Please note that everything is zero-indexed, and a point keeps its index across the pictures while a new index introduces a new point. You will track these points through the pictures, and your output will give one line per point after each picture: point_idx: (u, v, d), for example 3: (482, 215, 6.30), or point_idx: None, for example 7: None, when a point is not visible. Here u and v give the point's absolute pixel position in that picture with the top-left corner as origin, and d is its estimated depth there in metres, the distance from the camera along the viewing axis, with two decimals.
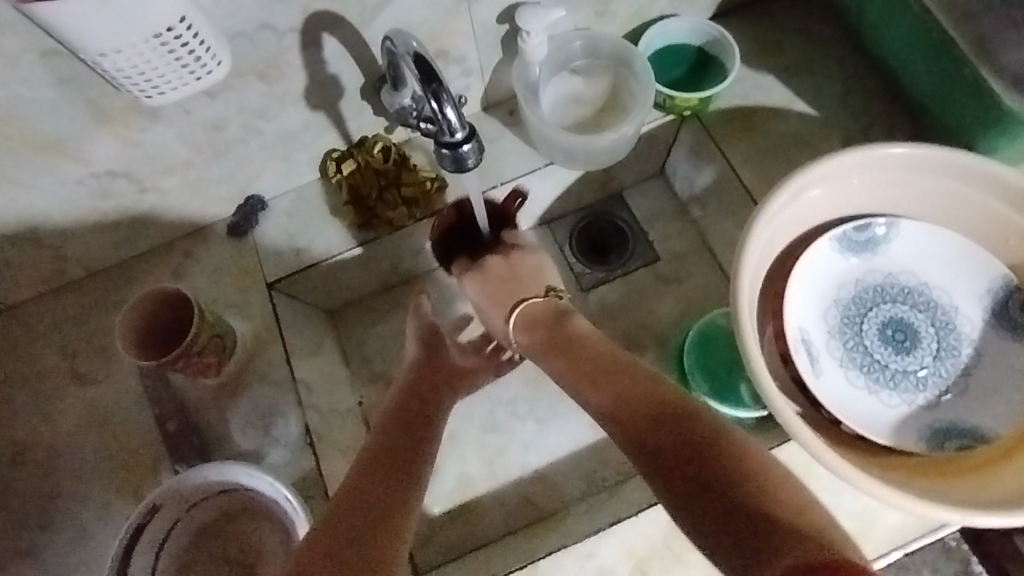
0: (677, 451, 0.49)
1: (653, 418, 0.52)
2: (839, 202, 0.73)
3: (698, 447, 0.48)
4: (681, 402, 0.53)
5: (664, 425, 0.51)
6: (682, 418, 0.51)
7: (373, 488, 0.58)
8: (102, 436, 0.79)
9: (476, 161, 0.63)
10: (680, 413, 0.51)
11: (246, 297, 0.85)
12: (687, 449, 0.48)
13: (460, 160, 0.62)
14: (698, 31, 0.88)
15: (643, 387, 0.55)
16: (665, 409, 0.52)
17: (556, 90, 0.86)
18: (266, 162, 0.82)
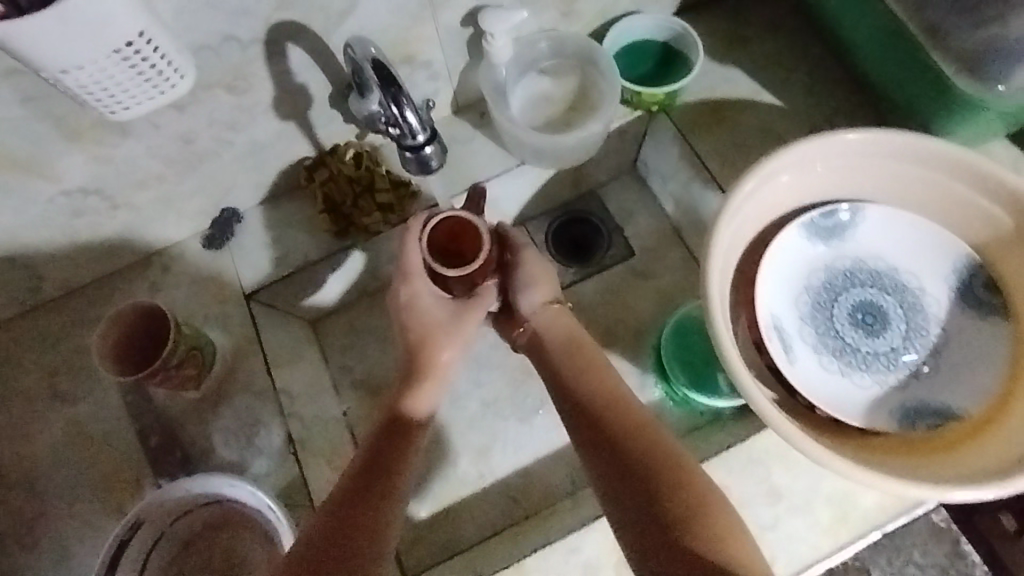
0: (641, 491, 0.58)
1: (625, 458, 0.60)
2: (804, 190, 0.74)
3: (654, 488, 0.57)
4: (653, 442, 0.61)
5: (634, 463, 0.59)
6: (652, 460, 0.59)
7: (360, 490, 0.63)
8: (84, 454, 0.79)
9: (439, 162, 0.67)
10: (652, 457, 0.59)
11: (225, 309, 0.85)
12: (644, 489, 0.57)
13: (423, 162, 0.66)
14: (661, 28, 0.90)
15: (624, 427, 0.62)
16: (636, 447, 0.60)
17: (525, 91, 0.87)
18: (238, 173, 0.83)
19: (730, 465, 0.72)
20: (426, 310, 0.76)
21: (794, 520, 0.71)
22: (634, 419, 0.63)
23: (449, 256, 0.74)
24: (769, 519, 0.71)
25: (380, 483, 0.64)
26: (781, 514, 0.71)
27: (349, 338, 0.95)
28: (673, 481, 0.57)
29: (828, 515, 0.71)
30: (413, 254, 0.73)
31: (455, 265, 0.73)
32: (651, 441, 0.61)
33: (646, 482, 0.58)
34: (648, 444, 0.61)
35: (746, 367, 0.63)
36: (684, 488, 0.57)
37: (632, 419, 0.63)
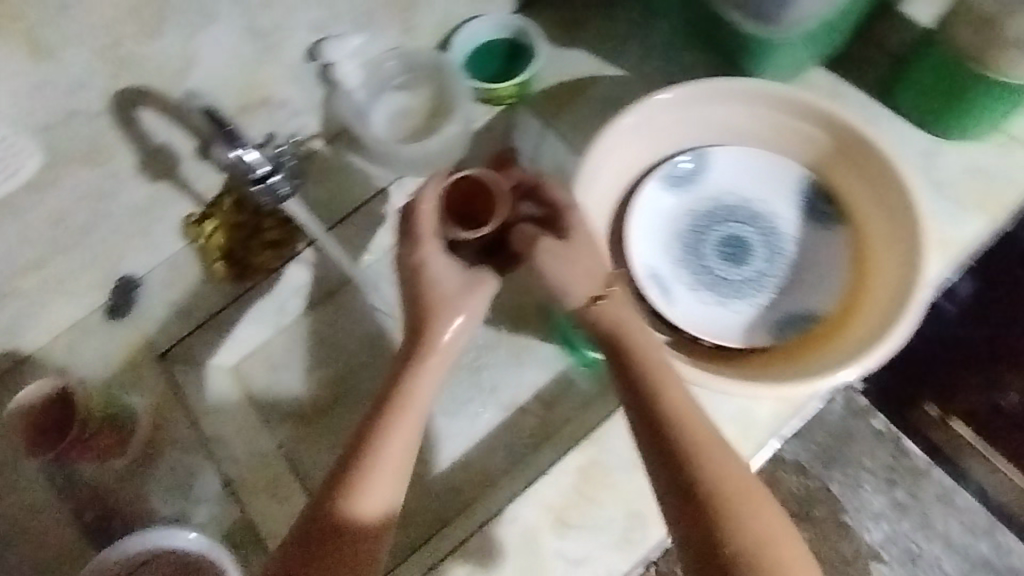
0: (699, 509, 0.56)
1: (687, 477, 0.57)
2: (649, 147, 0.82)
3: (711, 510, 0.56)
4: (712, 455, 0.58)
5: (695, 480, 0.57)
6: (715, 479, 0.57)
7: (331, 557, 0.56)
8: (23, 548, 0.79)
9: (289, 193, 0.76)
10: (716, 475, 0.57)
11: (140, 374, 0.89)
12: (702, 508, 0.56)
13: (272, 190, 0.75)
14: (501, 26, 0.95)
15: (684, 433, 0.59)
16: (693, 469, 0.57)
17: (386, 108, 0.92)
18: (124, 242, 0.84)
19: None
20: (436, 281, 0.66)
21: None
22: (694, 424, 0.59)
23: (466, 218, 0.72)
24: None
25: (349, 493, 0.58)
26: None
27: (270, 376, 0.94)
28: (734, 507, 0.56)
29: (733, 432, 0.77)
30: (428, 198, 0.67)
31: (466, 225, 0.72)
32: (712, 456, 0.58)
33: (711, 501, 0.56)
34: (713, 458, 0.58)
35: None
36: (738, 517, 0.55)
37: (697, 425, 0.59)
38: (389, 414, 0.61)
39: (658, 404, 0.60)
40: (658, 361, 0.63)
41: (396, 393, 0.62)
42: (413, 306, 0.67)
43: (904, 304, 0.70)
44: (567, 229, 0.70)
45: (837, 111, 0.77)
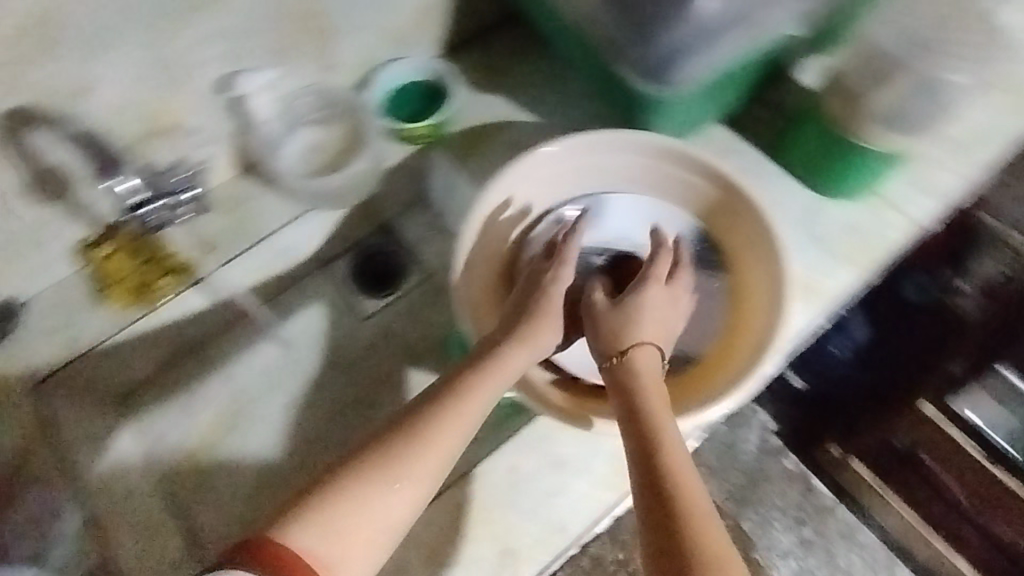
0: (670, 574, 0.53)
1: (668, 535, 0.55)
2: (545, 191, 0.85)
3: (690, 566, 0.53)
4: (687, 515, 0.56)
5: (669, 538, 0.55)
6: (691, 537, 0.55)
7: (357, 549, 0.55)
8: None
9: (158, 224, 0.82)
10: (682, 532, 0.55)
11: (12, 399, 0.84)
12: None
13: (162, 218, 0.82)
14: (422, 70, 0.98)
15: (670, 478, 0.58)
16: (668, 531, 0.55)
17: (297, 143, 0.93)
18: (10, 262, 0.82)
19: (517, 446, 0.78)
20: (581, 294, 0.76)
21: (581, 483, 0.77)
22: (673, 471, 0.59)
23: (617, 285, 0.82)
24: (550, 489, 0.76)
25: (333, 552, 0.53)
26: (569, 482, 0.76)
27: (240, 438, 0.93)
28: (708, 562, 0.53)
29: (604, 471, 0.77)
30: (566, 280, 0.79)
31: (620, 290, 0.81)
32: (677, 512, 0.56)
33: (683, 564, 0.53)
34: (676, 521, 0.56)
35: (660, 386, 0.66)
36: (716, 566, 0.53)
37: (674, 471, 0.59)
38: (383, 453, 0.58)
39: (658, 455, 0.60)
40: (664, 421, 0.63)
41: (411, 443, 0.59)
42: (498, 332, 0.70)
43: (751, 367, 0.75)
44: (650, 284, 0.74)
45: (720, 164, 0.82)
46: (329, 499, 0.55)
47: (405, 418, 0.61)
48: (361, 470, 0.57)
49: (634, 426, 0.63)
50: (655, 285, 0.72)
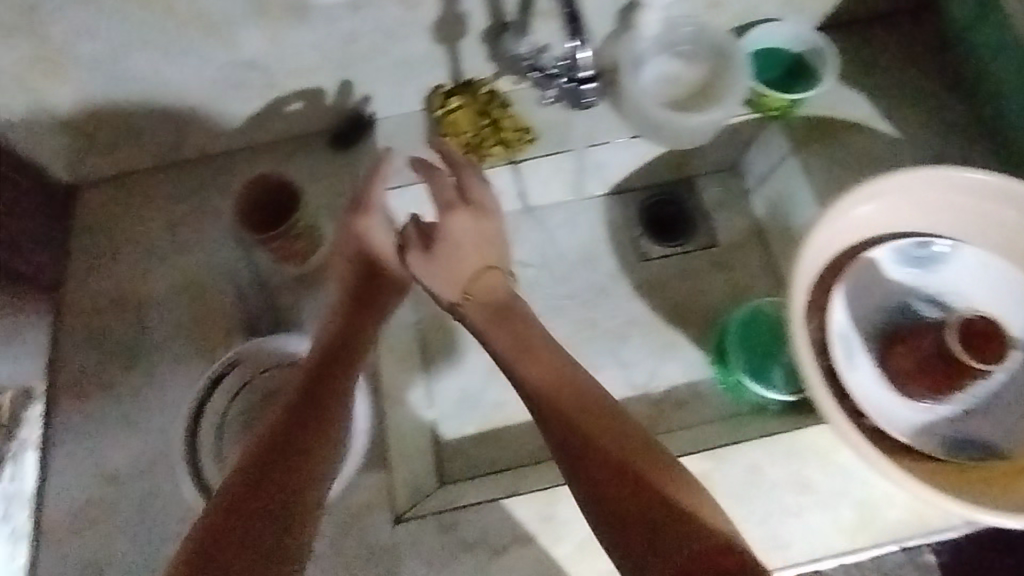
0: (632, 512, 0.59)
1: (621, 482, 0.61)
2: (903, 215, 0.77)
3: (676, 514, 0.58)
4: (634, 445, 0.63)
5: (623, 481, 0.61)
6: (672, 492, 0.60)
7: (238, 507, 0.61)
8: (189, 302, 0.89)
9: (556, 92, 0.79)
10: (664, 486, 0.60)
11: (337, 202, 0.92)
12: (622, 493, 0.60)
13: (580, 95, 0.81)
14: (801, 40, 0.93)
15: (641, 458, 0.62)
16: (643, 469, 0.62)
17: (658, 69, 0.92)
18: (381, 83, 0.89)
19: (767, 449, 0.75)
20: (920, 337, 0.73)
21: (818, 512, 0.73)
22: (593, 415, 0.65)
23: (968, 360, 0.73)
24: (795, 506, 0.73)
25: (320, 402, 0.68)
26: (806, 505, 0.73)
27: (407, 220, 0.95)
28: (685, 518, 0.58)
29: (853, 515, 0.73)
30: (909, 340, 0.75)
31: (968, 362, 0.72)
32: (676, 479, 0.62)
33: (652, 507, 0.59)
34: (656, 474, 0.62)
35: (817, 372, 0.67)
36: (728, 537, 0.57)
37: (621, 447, 0.63)
38: (317, 422, 0.68)
39: (579, 412, 0.66)
40: (586, 384, 0.68)
41: (322, 409, 0.68)
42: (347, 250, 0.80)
43: None
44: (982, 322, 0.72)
45: None
46: (333, 368, 0.71)
47: (352, 273, 0.80)
48: (338, 363, 0.72)
49: (527, 357, 0.70)
50: (472, 212, 0.80)
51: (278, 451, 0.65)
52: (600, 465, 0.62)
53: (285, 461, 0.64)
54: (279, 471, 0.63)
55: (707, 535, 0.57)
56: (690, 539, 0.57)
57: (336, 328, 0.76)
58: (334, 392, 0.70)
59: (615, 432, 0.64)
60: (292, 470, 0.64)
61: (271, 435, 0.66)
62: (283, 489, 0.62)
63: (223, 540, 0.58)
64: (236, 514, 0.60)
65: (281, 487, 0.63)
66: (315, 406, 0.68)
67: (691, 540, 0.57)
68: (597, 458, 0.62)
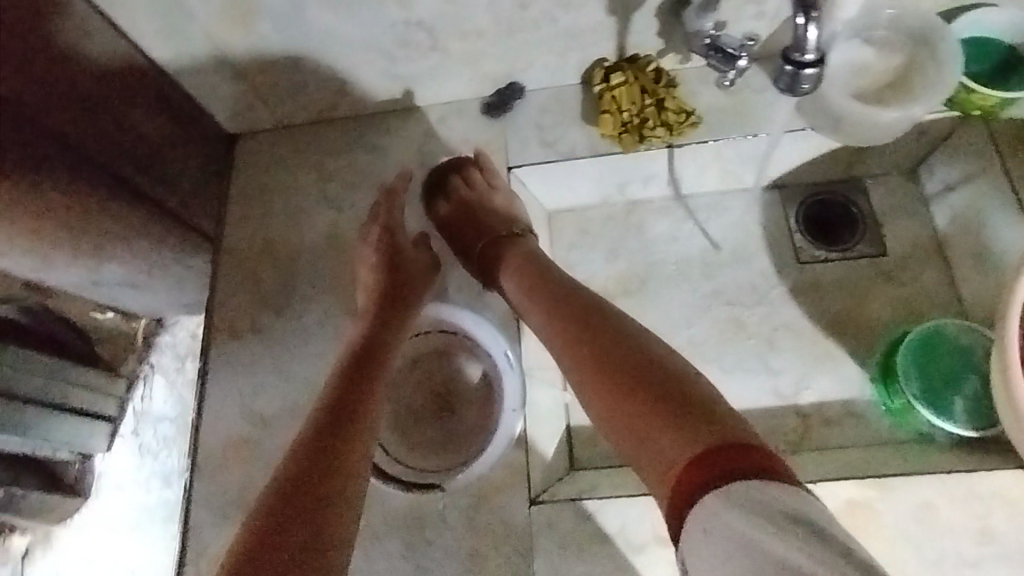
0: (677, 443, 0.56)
1: (661, 424, 0.58)
2: None
3: (711, 433, 0.55)
4: (674, 385, 0.61)
5: (664, 421, 0.58)
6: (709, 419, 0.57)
7: (308, 456, 0.63)
8: (339, 259, 0.91)
9: (811, 81, 0.70)
10: (705, 411, 0.57)
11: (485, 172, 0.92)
12: (666, 411, 0.58)
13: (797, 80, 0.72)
14: (1015, 30, 0.82)
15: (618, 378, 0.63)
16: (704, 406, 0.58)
17: (844, 55, 0.83)
18: (542, 54, 0.86)
19: (940, 483, 0.69)
20: None
21: (994, 565, 0.68)
22: (641, 359, 0.63)
23: None
24: (976, 554, 0.68)
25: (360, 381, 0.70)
26: (989, 559, 0.68)
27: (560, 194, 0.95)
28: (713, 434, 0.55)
29: None
30: None
31: None
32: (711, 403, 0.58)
33: (680, 427, 0.57)
34: (698, 406, 0.58)
35: None
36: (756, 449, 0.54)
37: (665, 377, 0.61)
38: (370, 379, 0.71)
39: (616, 360, 0.64)
40: (618, 324, 0.67)
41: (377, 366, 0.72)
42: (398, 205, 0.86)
43: None
44: None
45: None
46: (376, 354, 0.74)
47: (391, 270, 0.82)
48: (381, 335, 0.77)
49: (557, 312, 0.71)
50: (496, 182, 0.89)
51: (334, 415, 0.67)
52: (662, 399, 0.59)
53: (340, 425, 0.66)
54: (338, 419, 0.66)
55: (737, 449, 0.54)
56: (724, 449, 0.54)
57: (369, 320, 0.79)
58: (374, 368, 0.72)
59: (651, 370, 0.62)
60: (343, 428, 0.66)
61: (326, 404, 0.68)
62: (344, 420, 0.66)
63: (290, 493, 0.60)
64: (302, 473, 0.62)
65: (326, 447, 0.64)
66: (360, 380, 0.70)
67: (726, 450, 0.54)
68: (649, 393, 0.60)
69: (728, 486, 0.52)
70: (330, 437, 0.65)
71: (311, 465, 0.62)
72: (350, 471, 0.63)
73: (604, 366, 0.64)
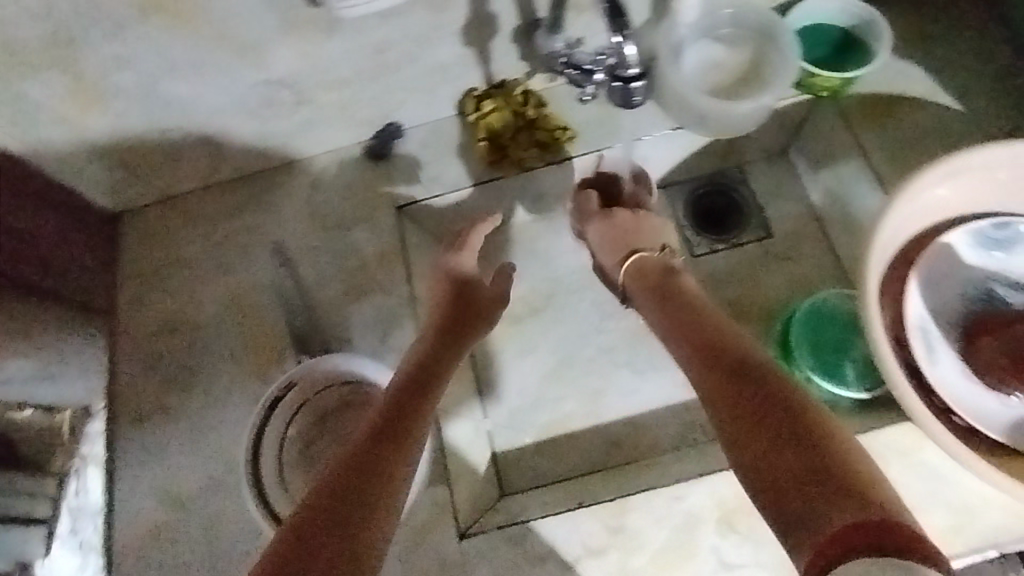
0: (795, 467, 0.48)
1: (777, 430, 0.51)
2: (984, 196, 0.72)
3: (835, 478, 0.46)
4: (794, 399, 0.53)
5: (776, 426, 0.51)
6: (832, 457, 0.48)
7: (353, 474, 0.53)
8: (239, 322, 0.86)
9: (639, 98, 0.77)
10: (835, 444, 0.49)
11: (376, 215, 0.91)
12: (779, 422, 0.51)
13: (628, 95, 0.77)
14: (849, 13, 0.88)
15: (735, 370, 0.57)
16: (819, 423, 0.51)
17: (698, 55, 0.87)
18: (412, 92, 0.87)
19: None
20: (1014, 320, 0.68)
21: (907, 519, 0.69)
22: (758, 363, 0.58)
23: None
24: None
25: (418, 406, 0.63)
26: None
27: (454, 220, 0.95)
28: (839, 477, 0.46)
29: (947, 521, 0.69)
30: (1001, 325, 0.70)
31: None
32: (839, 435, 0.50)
33: (800, 457, 0.48)
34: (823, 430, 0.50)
35: (908, 388, 0.62)
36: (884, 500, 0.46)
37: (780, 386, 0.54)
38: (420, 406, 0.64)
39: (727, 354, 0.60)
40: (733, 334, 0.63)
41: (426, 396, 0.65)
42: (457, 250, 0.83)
43: None
44: None
45: None
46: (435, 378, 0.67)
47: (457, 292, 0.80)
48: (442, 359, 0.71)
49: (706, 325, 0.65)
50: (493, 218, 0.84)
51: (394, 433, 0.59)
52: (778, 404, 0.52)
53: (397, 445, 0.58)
54: (386, 444, 0.57)
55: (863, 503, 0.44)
56: (852, 506, 0.44)
57: (433, 341, 0.73)
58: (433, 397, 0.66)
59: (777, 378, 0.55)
60: (391, 449, 0.58)
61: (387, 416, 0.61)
62: (390, 445, 0.57)
63: (326, 503, 0.50)
64: (347, 488, 0.52)
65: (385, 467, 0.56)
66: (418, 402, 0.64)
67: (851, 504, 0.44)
68: (758, 390, 0.54)
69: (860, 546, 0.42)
70: (381, 465, 0.55)
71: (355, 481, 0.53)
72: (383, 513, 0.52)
73: (720, 361, 0.59)
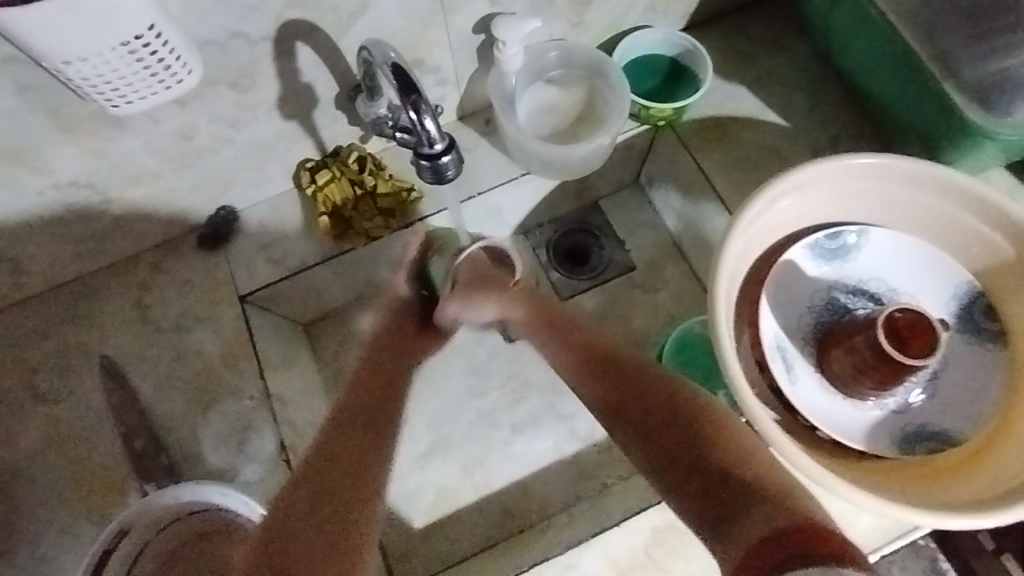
0: (698, 486, 0.52)
1: (692, 480, 0.53)
2: (811, 210, 0.74)
3: (726, 503, 0.50)
4: (680, 408, 0.58)
5: (665, 444, 0.56)
6: (700, 445, 0.54)
7: (343, 461, 0.60)
8: (67, 458, 0.74)
9: (455, 172, 0.66)
10: (720, 443, 0.54)
11: (218, 309, 0.82)
12: (680, 451, 0.55)
13: (439, 171, 0.65)
14: (671, 42, 0.89)
15: (605, 357, 0.68)
16: (694, 410, 0.58)
17: (532, 100, 0.87)
18: (237, 173, 0.80)
19: None
20: (854, 331, 0.71)
21: None
22: (664, 398, 0.59)
23: (894, 339, 0.69)
24: None
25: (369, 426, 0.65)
26: None
27: (311, 297, 0.90)
28: (770, 511, 0.48)
29: None
30: (844, 327, 0.73)
31: (904, 352, 0.68)
32: (731, 437, 0.55)
33: (712, 472, 0.52)
34: (687, 411, 0.58)
35: (762, 409, 0.63)
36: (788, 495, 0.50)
37: (691, 432, 0.56)
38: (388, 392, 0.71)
39: (632, 401, 0.61)
40: (655, 376, 0.62)
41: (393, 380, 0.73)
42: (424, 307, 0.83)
43: None
44: (903, 311, 0.69)
45: None
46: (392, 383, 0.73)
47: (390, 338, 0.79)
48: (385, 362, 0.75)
49: (557, 332, 0.73)
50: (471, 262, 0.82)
51: (335, 497, 0.57)
52: (696, 451, 0.54)
53: (345, 520, 0.56)
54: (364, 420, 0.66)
55: (775, 520, 0.48)
56: (771, 523, 0.47)
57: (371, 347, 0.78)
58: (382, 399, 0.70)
59: (639, 371, 0.64)
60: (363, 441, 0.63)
61: (311, 484, 0.58)
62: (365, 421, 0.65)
63: (300, 520, 0.54)
64: (325, 470, 0.59)
65: (317, 525, 0.54)
66: (341, 455, 0.61)
67: (768, 527, 0.47)
68: (642, 394, 0.61)
69: (780, 556, 0.45)
70: (359, 440, 0.63)
71: (341, 453, 0.61)
72: (362, 485, 0.59)
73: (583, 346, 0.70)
